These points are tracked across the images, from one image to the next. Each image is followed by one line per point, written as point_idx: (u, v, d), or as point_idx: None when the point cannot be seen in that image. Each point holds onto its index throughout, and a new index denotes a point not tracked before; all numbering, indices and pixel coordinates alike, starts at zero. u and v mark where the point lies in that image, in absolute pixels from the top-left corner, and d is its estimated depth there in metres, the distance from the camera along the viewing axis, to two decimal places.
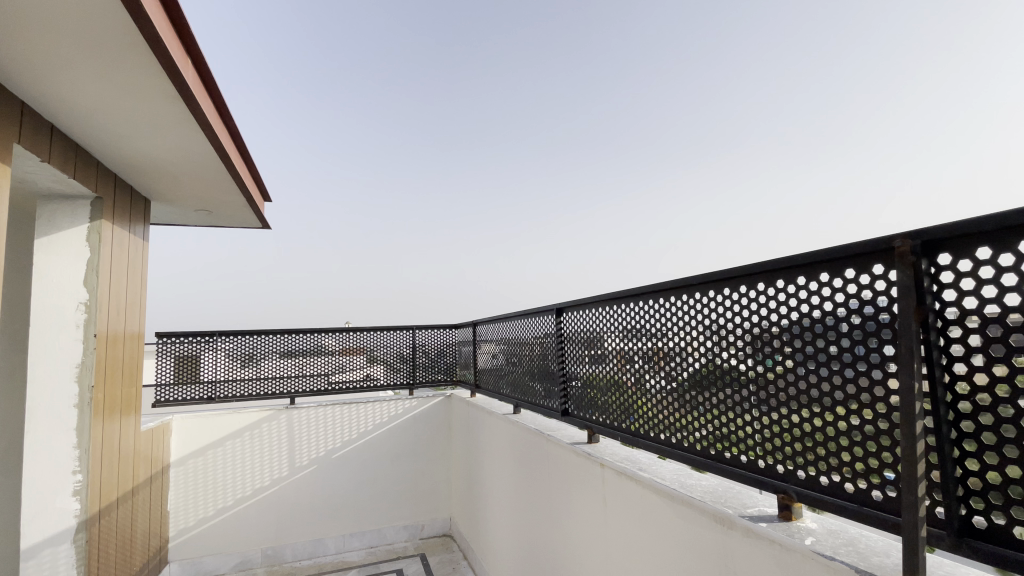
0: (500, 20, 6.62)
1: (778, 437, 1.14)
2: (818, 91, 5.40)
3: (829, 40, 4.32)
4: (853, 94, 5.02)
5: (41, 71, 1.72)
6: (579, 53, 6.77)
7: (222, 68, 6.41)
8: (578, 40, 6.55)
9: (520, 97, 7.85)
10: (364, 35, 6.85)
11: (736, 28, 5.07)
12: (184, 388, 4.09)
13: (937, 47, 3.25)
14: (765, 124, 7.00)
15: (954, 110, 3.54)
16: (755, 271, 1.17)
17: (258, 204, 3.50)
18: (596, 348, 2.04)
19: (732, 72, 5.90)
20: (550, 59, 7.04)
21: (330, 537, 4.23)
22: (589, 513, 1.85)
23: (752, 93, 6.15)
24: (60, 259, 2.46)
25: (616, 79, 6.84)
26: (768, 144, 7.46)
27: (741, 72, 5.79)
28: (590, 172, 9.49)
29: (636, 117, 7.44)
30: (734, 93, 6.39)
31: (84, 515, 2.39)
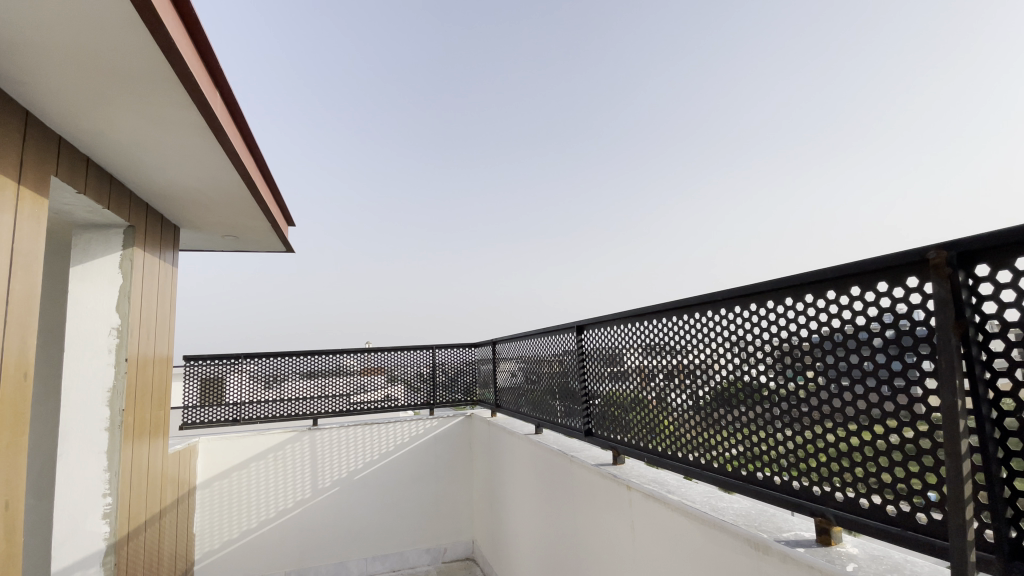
0: (507, 36, 6.58)
1: (811, 457, 1.10)
2: (837, 92, 5.36)
3: (847, 35, 4.25)
4: (876, 93, 4.91)
5: (78, 106, 1.81)
6: (588, 65, 6.73)
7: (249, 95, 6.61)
8: (584, 54, 6.50)
9: (540, 111, 7.99)
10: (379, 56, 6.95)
11: (752, 37, 5.10)
12: (210, 410, 4.16)
13: (961, 41, 3.15)
14: (785, 130, 6.95)
15: (978, 105, 3.41)
16: (783, 285, 1.14)
17: (282, 228, 3.59)
18: (617, 365, 2.01)
19: (746, 72, 5.83)
20: (564, 72, 7.04)
21: (353, 560, 4.21)
22: (616, 537, 1.80)
23: (769, 92, 6.07)
24: (95, 286, 2.55)
25: (633, 92, 6.92)
26: (789, 151, 7.40)
27: (755, 72, 5.73)
28: (616, 180, 9.63)
29: (656, 125, 7.50)
30: (751, 95, 6.32)
31: (113, 538, 2.41)
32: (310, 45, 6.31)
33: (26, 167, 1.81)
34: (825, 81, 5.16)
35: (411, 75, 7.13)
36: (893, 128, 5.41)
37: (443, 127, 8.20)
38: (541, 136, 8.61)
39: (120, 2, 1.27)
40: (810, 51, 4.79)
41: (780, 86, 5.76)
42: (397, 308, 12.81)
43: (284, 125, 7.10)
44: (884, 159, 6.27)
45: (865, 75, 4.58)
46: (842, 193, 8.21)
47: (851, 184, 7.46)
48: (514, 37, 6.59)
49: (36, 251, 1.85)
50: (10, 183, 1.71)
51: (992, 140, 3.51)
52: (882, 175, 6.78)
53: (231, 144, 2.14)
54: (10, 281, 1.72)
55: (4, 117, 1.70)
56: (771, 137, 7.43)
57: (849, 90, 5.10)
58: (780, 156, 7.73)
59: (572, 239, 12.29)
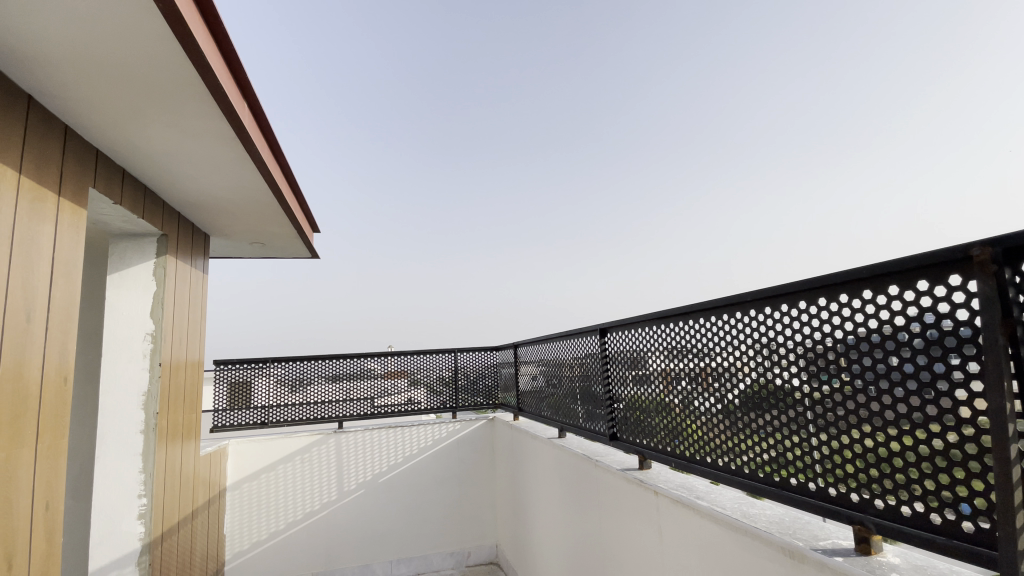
0: (521, 40, 6.67)
1: (847, 464, 1.07)
2: (856, 88, 5.27)
3: (867, 28, 4.17)
4: (896, 86, 4.80)
5: (112, 119, 1.87)
6: (600, 67, 6.75)
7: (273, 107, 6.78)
8: (597, 55, 6.53)
9: (558, 113, 8.01)
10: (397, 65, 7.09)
11: (771, 33, 5.04)
12: (239, 413, 4.26)
13: (982, 32, 3.07)
14: (807, 128, 6.83)
15: (993, 99, 3.35)
16: (814, 285, 1.12)
17: (308, 235, 3.65)
18: (640, 368, 1.99)
19: (762, 69, 5.76)
20: (577, 75, 7.08)
21: (378, 562, 4.24)
22: (644, 543, 1.77)
23: (785, 89, 5.99)
24: (131, 293, 2.65)
25: (652, 93, 6.87)
26: (812, 147, 7.28)
27: (772, 69, 5.66)
28: (631, 182, 9.55)
29: (673, 124, 7.47)
30: (769, 94, 6.26)
31: (148, 538, 2.46)
32: (333, 54, 6.43)
33: (66, 179, 1.88)
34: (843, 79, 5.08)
35: (430, 80, 7.24)
36: (914, 125, 5.32)
37: (462, 133, 8.28)
38: (558, 139, 8.66)
39: (151, 15, 1.31)
40: (834, 45, 4.68)
41: (802, 82, 5.67)
42: (416, 311, 12.99)
43: (309, 136, 7.29)
44: (904, 156, 6.16)
45: (888, 67, 4.48)
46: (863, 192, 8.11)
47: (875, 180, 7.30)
48: (527, 40, 6.66)
49: (74, 260, 1.92)
50: (50, 194, 1.79)
51: (1013, 137, 3.44)
52: (904, 174, 6.65)
53: (258, 154, 2.19)
54: (52, 286, 1.79)
55: (44, 131, 1.77)
56: (792, 138, 7.32)
57: (870, 87, 4.99)
58: (803, 155, 7.59)
59: (588, 241, 12.28)
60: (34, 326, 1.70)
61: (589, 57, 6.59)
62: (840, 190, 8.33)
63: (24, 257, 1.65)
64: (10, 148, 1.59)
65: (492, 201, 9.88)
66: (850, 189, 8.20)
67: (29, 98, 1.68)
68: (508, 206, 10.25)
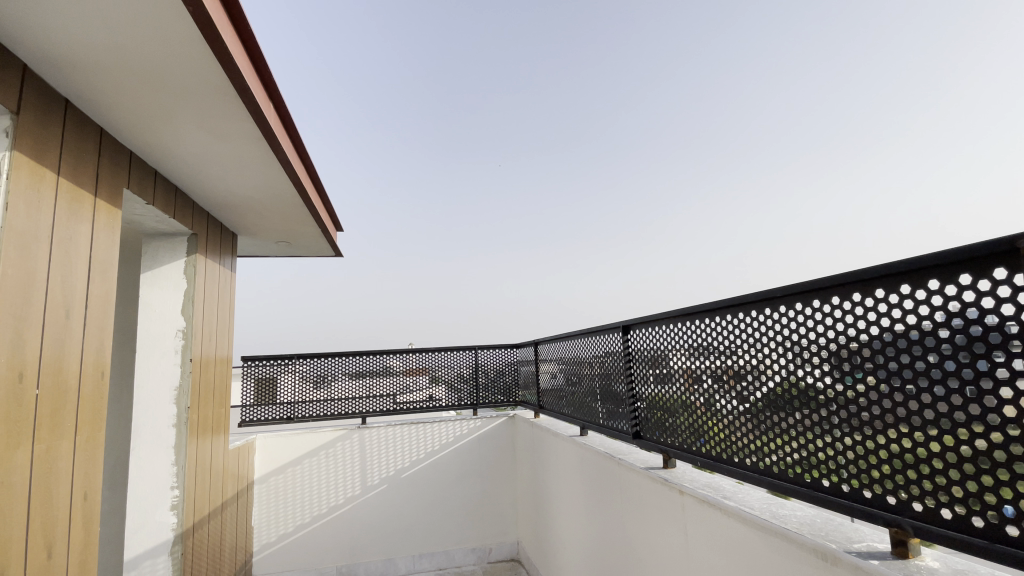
0: (534, 39, 6.68)
1: (883, 465, 1.03)
2: (871, 85, 5.19)
3: (879, 24, 4.12)
4: (913, 81, 4.73)
5: (146, 122, 1.93)
6: (613, 68, 6.73)
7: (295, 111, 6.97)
8: (612, 57, 6.51)
9: (573, 112, 7.98)
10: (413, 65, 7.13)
11: (785, 32, 5.00)
12: (265, 408, 4.35)
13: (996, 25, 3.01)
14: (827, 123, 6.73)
15: (1005, 98, 3.31)
16: (849, 281, 1.08)
17: (332, 234, 3.71)
18: (662, 366, 1.97)
19: (777, 66, 5.71)
20: (586, 78, 7.12)
21: (400, 557, 4.29)
22: (669, 543, 1.76)
23: (802, 84, 5.91)
24: (163, 291, 2.73)
25: (672, 89, 6.76)
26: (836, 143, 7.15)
27: (788, 66, 5.61)
28: (647, 181, 9.52)
29: (688, 120, 7.46)
30: (785, 90, 6.20)
31: (180, 529, 2.55)
32: (351, 55, 6.50)
33: (101, 181, 1.95)
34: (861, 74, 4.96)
35: (447, 78, 7.29)
36: (926, 122, 5.20)
37: (479, 133, 8.34)
38: (575, 138, 8.65)
39: (184, 20, 1.35)
40: (858, 40, 4.54)
41: (821, 78, 5.56)
42: (436, 308, 13.12)
43: (331, 139, 7.39)
44: (919, 153, 6.05)
45: (903, 62, 4.40)
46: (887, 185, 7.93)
47: (896, 175, 7.14)
48: (535, 45, 6.75)
49: (110, 258, 1.99)
50: (87, 195, 1.85)
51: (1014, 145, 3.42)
52: (925, 171, 6.50)
53: (284, 154, 2.24)
54: (89, 283, 1.86)
55: (82, 135, 1.84)
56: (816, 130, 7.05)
57: (891, 79, 4.87)
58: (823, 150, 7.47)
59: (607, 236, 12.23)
60: (73, 323, 1.76)
61: (604, 56, 6.54)
62: (862, 181, 8.16)
63: (63, 255, 1.72)
64: (49, 150, 1.65)
65: (510, 198, 9.96)
66: (874, 182, 8.01)
67: (66, 103, 1.74)
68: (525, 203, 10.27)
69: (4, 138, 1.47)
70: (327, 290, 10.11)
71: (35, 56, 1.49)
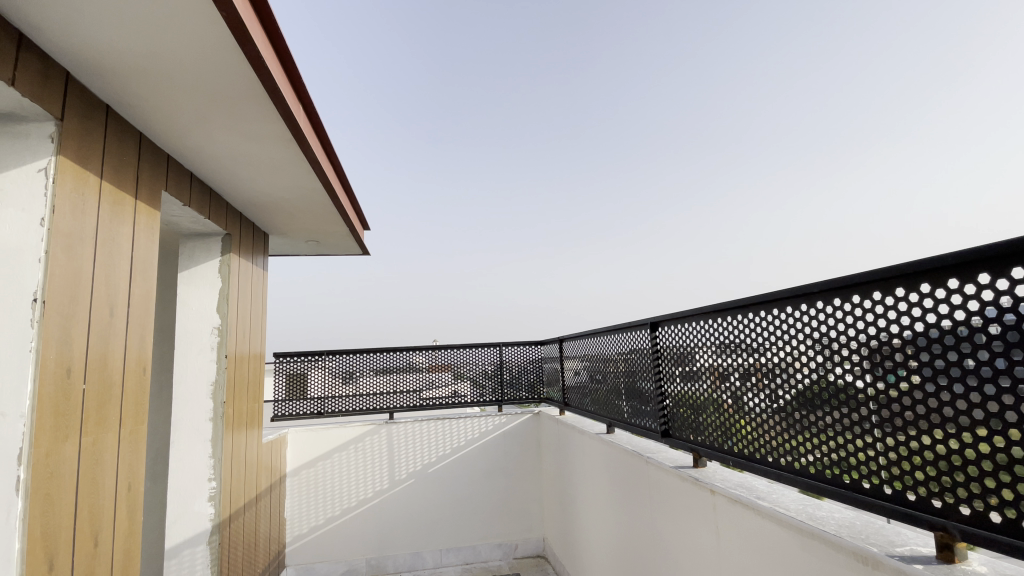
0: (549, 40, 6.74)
1: (929, 467, 0.98)
2: (894, 79, 5.10)
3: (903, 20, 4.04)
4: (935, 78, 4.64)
5: (182, 126, 2.00)
6: (630, 69, 6.74)
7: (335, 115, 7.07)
8: (628, 58, 6.52)
9: (593, 111, 7.99)
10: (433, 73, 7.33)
11: (806, 27, 4.94)
12: (296, 403, 4.47)
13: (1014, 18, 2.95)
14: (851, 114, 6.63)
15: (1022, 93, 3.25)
16: (893, 274, 1.03)
17: (359, 233, 3.77)
18: (691, 363, 1.93)
19: (797, 62, 5.67)
20: (603, 80, 7.16)
21: (428, 550, 4.35)
22: (701, 544, 1.73)
23: (826, 79, 5.82)
24: (199, 290, 2.82)
25: (691, 80, 6.75)
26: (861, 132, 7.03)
27: (809, 61, 5.55)
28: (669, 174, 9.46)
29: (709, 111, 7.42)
30: (809, 83, 6.12)
31: (218, 519, 2.63)
32: (373, 60, 6.70)
33: (141, 184, 2.02)
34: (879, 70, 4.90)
35: (467, 78, 7.42)
36: (949, 116, 5.13)
37: (500, 129, 8.43)
38: (595, 135, 8.67)
39: (217, 24, 1.38)
40: (878, 35, 4.47)
41: (842, 73, 5.47)
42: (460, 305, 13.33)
43: (358, 142, 7.58)
44: (945, 147, 5.93)
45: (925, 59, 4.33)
46: (919, 174, 7.70)
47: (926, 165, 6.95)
48: (550, 45, 6.81)
49: (150, 258, 2.07)
50: (128, 198, 1.93)
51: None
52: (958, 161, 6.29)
53: (313, 154, 2.27)
54: (131, 284, 1.93)
55: (122, 138, 1.91)
56: (841, 111, 7.04)
57: (913, 73, 4.79)
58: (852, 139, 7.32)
59: (628, 230, 12.22)
60: (116, 320, 1.84)
61: (619, 59, 6.57)
62: (889, 168, 8.01)
63: (107, 256, 1.79)
64: (92, 155, 1.73)
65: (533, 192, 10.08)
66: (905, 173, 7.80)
67: (108, 108, 1.81)
68: (546, 193, 10.45)
69: (50, 143, 1.54)
70: (355, 289, 10.41)
71: (77, 63, 1.55)
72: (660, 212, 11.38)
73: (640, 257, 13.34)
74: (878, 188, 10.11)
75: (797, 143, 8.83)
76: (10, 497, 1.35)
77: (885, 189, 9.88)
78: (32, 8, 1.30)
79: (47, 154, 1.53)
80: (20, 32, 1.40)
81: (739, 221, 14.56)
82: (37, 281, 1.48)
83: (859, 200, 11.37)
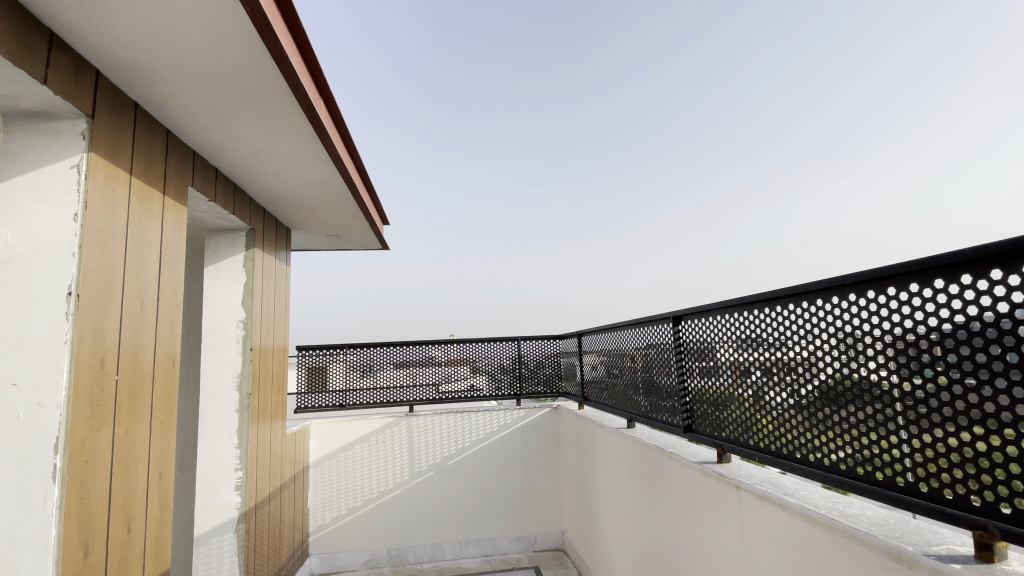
0: (558, 39, 6.85)
1: (967, 465, 0.94)
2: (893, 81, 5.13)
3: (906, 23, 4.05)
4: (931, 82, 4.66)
5: (208, 123, 2.04)
6: (639, 66, 6.80)
7: (363, 104, 7.22)
8: (636, 55, 6.59)
9: (604, 106, 8.04)
10: (452, 72, 7.48)
11: (812, 27, 4.96)
12: (317, 396, 4.54)
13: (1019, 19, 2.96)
14: (858, 108, 6.68)
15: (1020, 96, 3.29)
16: (931, 264, 0.98)
17: (379, 227, 3.80)
18: (712, 357, 1.91)
19: (805, 63, 5.69)
20: (612, 78, 7.24)
21: (448, 542, 4.39)
22: (727, 541, 1.70)
23: (834, 80, 5.83)
24: (225, 284, 2.88)
25: (697, 74, 6.75)
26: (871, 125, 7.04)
27: (817, 62, 5.57)
28: (681, 163, 9.56)
29: (721, 102, 7.49)
30: (817, 83, 6.13)
31: (244, 508, 2.70)
32: (383, 49, 6.85)
33: (169, 180, 2.07)
34: (886, 66, 4.83)
35: (476, 71, 7.54)
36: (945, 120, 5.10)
37: (515, 121, 8.62)
38: (608, 129, 8.70)
39: (242, 21, 1.40)
40: (883, 32, 4.42)
41: (846, 74, 5.49)
42: (465, 300, 13.56)
43: (382, 133, 7.77)
44: (942, 149, 5.93)
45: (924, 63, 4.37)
46: (929, 170, 7.67)
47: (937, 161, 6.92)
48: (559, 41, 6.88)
49: (179, 252, 2.12)
50: (156, 193, 1.97)
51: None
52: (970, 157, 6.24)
53: (334, 149, 2.29)
54: (160, 279, 1.98)
55: (150, 134, 1.95)
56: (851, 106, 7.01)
57: (912, 77, 4.82)
58: (863, 128, 7.33)
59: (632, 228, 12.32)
60: (146, 314, 1.89)
61: (629, 55, 6.62)
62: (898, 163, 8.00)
63: (137, 250, 1.83)
64: (122, 152, 1.77)
65: (548, 175, 10.37)
66: (915, 170, 7.77)
67: (136, 105, 1.85)
68: (560, 181, 10.69)
69: (82, 140, 1.58)
70: (362, 282, 10.67)
71: (105, 60, 1.58)
72: (661, 209, 11.48)
73: (643, 253, 13.45)
74: (880, 188, 10.07)
75: (798, 142, 8.81)
76: (47, 485, 1.40)
77: (887, 188, 9.86)
78: (65, 9, 1.34)
79: (79, 151, 1.57)
80: (51, 31, 1.43)
81: (742, 218, 14.57)
82: (71, 275, 1.52)
83: (861, 200, 11.33)
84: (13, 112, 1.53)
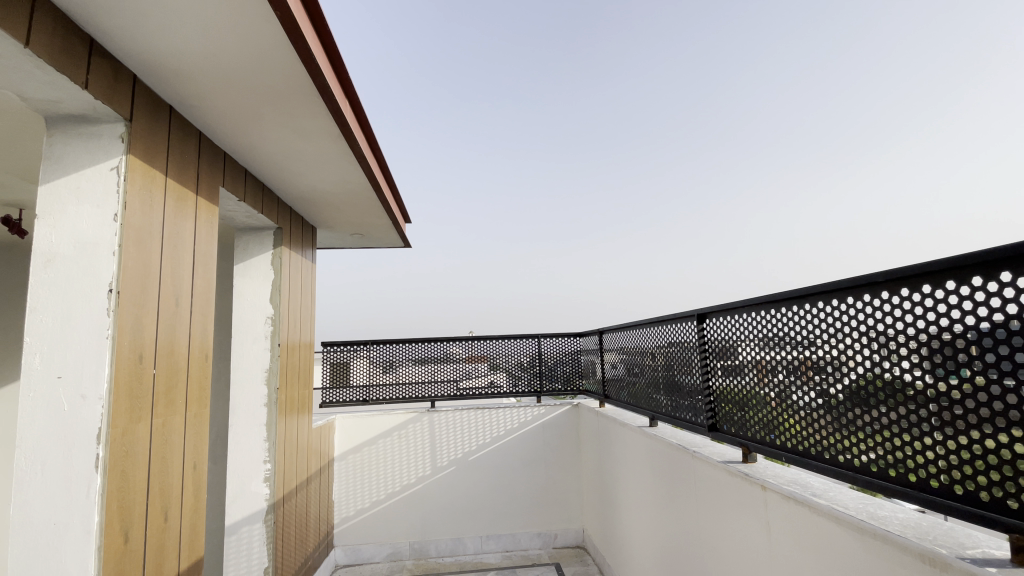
0: (572, 39, 6.88)
1: (1005, 467, 0.92)
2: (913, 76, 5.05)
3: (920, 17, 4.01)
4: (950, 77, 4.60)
5: (238, 125, 2.10)
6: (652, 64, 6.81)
7: (381, 104, 7.36)
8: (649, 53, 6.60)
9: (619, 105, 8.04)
10: (470, 73, 7.53)
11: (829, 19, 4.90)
12: (340, 390, 4.64)
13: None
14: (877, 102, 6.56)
15: None
16: (969, 262, 0.96)
17: (401, 226, 3.86)
18: (736, 356, 1.89)
19: (821, 58, 5.63)
20: (624, 77, 7.27)
21: (469, 537, 4.44)
22: (752, 540, 1.69)
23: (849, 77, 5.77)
24: (254, 282, 2.96)
25: (710, 68, 6.73)
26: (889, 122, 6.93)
27: (834, 56, 5.50)
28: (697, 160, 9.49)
29: (737, 97, 7.43)
30: (832, 80, 6.06)
31: (272, 499, 2.77)
32: (407, 51, 6.93)
33: (202, 179, 2.14)
34: (902, 61, 4.74)
35: (494, 71, 7.59)
36: (963, 118, 5.00)
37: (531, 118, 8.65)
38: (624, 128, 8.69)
39: (273, 26, 1.44)
40: (897, 28, 4.37)
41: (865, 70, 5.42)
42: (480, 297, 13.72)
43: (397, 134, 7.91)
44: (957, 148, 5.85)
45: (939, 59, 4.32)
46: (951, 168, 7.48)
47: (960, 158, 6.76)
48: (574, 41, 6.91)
49: (210, 251, 2.19)
50: (190, 193, 2.03)
51: None
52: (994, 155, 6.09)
53: (359, 149, 2.33)
54: (193, 277, 2.05)
55: (185, 135, 2.02)
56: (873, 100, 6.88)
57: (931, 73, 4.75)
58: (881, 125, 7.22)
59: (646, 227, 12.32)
60: (181, 310, 1.95)
61: (644, 54, 6.63)
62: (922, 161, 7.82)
63: (172, 248, 1.90)
64: (158, 154, 1.83)
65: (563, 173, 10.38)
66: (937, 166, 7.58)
67: (172, 109, 1.92)
68: (577, 179, 10.69)
69: (120, 143, 1.64)
70: (379, 278, 10.89)
71: (143, 66, 1.65)
72: (677, 208, 11.41)
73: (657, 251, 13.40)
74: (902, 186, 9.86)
75: (815, 139, 8.70)
76: (90, 473, 1.46)
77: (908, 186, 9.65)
78: (107, 18, 1.40)
79: (118, 153, 1.63)
80: (93, 38, 1.50)
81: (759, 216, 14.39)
82: (111, 272, 1.58)
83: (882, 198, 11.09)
84: (58, 116, 1.60)
